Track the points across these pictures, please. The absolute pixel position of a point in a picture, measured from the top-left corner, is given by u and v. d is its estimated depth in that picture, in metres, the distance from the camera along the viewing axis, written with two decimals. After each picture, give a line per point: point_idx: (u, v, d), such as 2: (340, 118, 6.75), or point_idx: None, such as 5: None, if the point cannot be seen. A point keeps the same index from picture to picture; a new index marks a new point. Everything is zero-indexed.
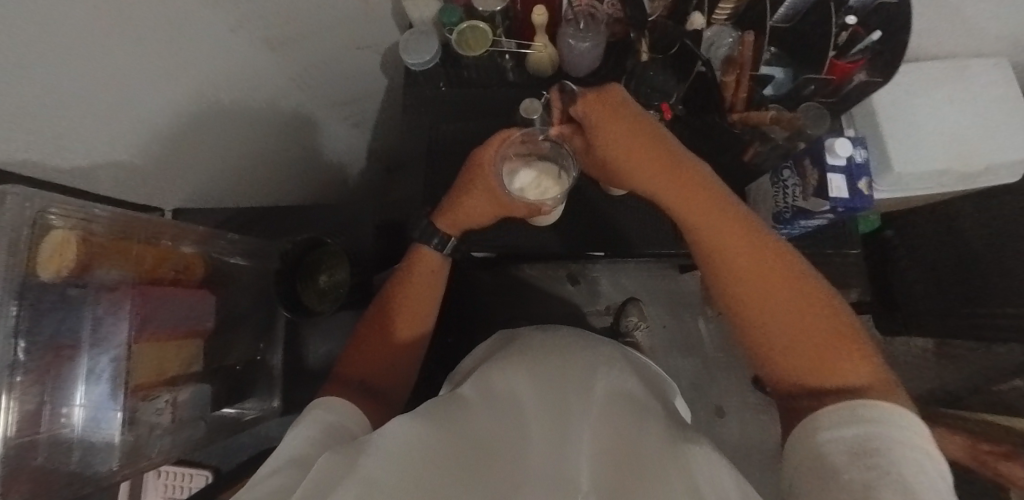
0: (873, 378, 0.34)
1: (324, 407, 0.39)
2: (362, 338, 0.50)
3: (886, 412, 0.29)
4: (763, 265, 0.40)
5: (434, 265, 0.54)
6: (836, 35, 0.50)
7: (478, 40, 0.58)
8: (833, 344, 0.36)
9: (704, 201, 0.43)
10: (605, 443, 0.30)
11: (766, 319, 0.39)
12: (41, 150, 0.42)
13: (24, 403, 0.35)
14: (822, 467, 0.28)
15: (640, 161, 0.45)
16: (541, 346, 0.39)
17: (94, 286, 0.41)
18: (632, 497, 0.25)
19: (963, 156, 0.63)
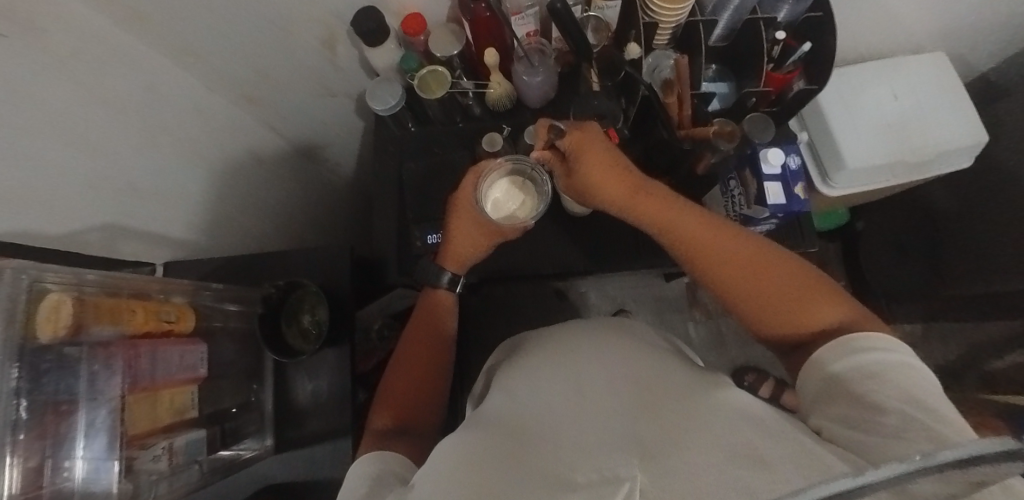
0: (847, 315, 0.38)
1: (373, 458, 0.39)
2: (397, 371, 0.52)
3: (871, 338, 0.34)
4: (737, 251, 0.44)
5: (447, 309, 0.58)
6: (770, 49, 0.55)
7: (438, 82, 0.61)
8: (805, 294, 0.41)
9: (675, 217, 0.48)
10: (628, 385, 0.35)
11: (742, 296, 0.43)
12: (30, 218, 0.45)
13: (27, 459, 0.38)
14: (835, 393, 0.33)
15: (620, 194, 0.49)
16: (546, 345, 0.45)
17: (89, 344, 0.43)
18: (664, 417, 0.30)
19: (909, 149, 0.67)
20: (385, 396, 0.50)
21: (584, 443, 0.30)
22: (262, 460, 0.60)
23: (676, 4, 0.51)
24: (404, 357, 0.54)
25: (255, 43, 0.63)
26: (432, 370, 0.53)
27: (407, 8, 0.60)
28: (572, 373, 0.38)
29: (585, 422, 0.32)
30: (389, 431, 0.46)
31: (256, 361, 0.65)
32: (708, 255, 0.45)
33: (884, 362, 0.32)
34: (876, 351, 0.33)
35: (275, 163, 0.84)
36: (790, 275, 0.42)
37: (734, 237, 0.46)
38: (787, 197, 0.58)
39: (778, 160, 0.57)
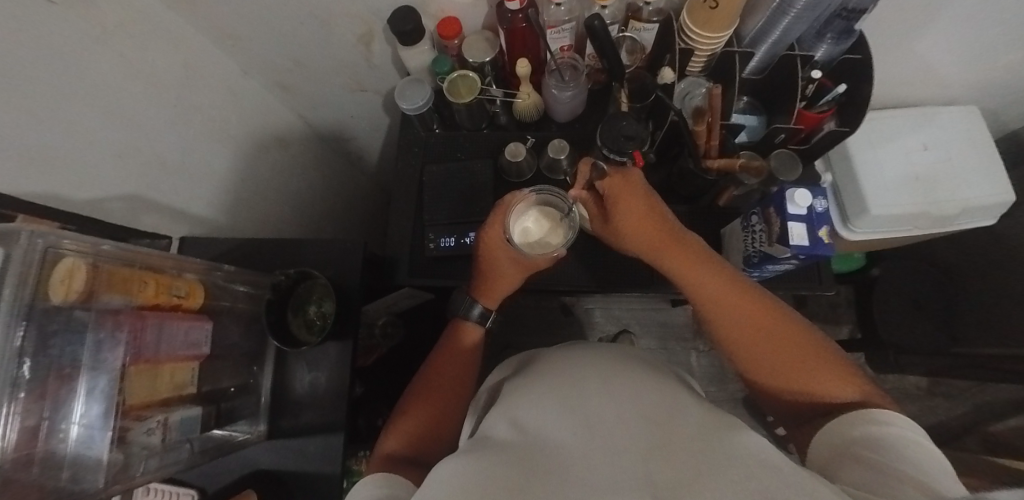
0: (861, 394, 0.38)
1: (377, 481, 0.38)
2: (417, 396, 0.52)
3: (887, 415, 0.35)
4: (757, 312, 0.43)
5: (474, 343, 0.58)
6: (804, 87, 0.54)
7: (468, 88, 0.62)
8: (819, 364, 0.40)
9: (700, 269, 0.47)
10: (638, 433, 0.33)
11: (757, 359, 0.42)
12: (62, 182, 0.46)
13: (25, 419, 0.38)
14: (849, 451, 0.33)
15: (640, 233, 0.49)
16: (556, 375, 0.42)
17: (99, 310, 0.44)
18: (687, 486, 0.28)
19: (936, 202, 0.66)
20: (400, 422, 0.49)
21: (589, 487, 0.29)
22: (253, 445, 0.59)
23: (715, 32, 0.52)
24: (422, 385, 0.53)
25: (292, 32, 0.64)
26: (452, 406, 0.52)
27: (445, 12, 0.60)
28: (575, 403, 0.37)
29: (590, 458, 0.31)
30: (401, 458, 0.45)
31: (258, 346, 0.64)
32: (724, 312, 0.45)
33: (901, 435, 0.32)
34: (888, 426, 0.33)
35: (299, 150, 0.85)
36: (806, 345, 0.41)
37: (762, 298, 0.44)
38: (813, 239, 0.52)
39: (805, 202, 0.51)
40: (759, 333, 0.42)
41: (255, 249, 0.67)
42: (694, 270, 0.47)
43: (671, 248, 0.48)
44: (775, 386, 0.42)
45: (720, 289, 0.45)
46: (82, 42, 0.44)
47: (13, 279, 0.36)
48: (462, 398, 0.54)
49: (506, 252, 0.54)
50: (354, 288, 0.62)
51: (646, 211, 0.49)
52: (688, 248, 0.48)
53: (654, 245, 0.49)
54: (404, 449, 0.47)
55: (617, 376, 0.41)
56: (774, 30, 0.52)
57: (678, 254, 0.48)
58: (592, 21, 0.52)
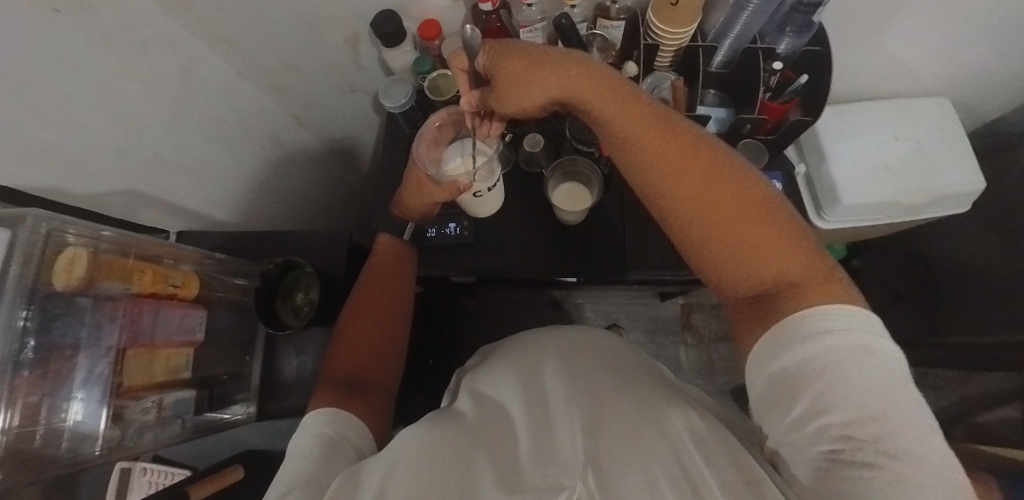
0: (807, 267, 0.33)
1: (325, 417, 0.41)
2: (352, 318, 0.53)
3: (835, 312, 0.29)
4: (698, 171, 0.37)
5: (401, 255, 0.61)
6: (767, 78, 0.56)
7: (448, 87, 0.67)
8: (766, 230, 0.34)
9: (637, 132, 0.40)
10: (584, 407, 0.33)
11: (698, 229, 0.37)
12: (56, 174, 0.49)
13: (28, 396, 0.41)
14: (779, 399, 0.29)
15: (552, 87, 0.42)
16: (516, 351, 0.42)
17: (98, 297, 0.47)
18: (623, 462, 0.28)
19: (906, 191, 0.67)
20: (339, 346, 0.51)
21: (537, 458, 0.30)
22: (243, 425, 0.62)
23: (679, 28, 0.54)
24: (354, 304, 0.54)
25: (284, 37, 0.68)
26: (388, 318, 0.54)
27: (425, 14, 0.64)
28: (529, 372, 0.39)
29: (539, 429, 0.33)
30: (342, 380, 0.47)
31: (250, 333, 0.67)
32: (664, 175, 0.38)
33: (842, 347, 0.28)
34: (829, 336, 0.29)
35: (293, 150, 0.89)
36: (757, 208, 0.35)
37: (702, 154, 0.38)
38: None
39: None
40: (701, 194, 0.37)
41: (248, 242, 0.70)
42: (634, 128, 0.40)
43: (597, 96, 0.42)
44: (714, 263, 0.37)
45: (653, 140, 0.39)
46: (88, 49, 0.48)
47: (20, 259, 0.40)
48: (399, 312, 0.56)
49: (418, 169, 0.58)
50: (341, 278, 0.65)
51: (551, 65, 0.42)
52: (614, 96, 0.41)
53: (576, 94, 0.42)
54: (346, 371, 0.48)
55: (572, 343, 0.42)
56: (736, 25, 0.53)
57: (605, 104, 0.41)
58: (560, 20, 0.54)
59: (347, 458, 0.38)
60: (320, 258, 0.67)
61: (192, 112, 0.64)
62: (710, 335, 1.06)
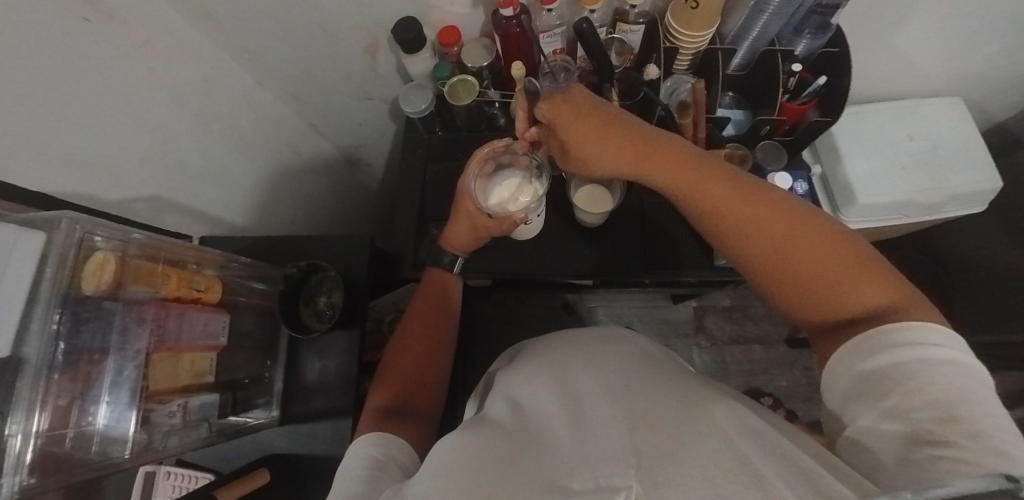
0: (891, 296, 0.34)
1: (370, 441, 0.41)
2: (401, 346, 0.54)
3: (912, 328, 0.31)
4: (771, 221, 0.39)
5: (453, 288, 0.62)
6: (786, 81, 0.57)
7: (467, 91, 0.66)
8: (846, 266, 0.35)
9: (697, 175, 0.42)
10: (628, 407, 0.33)
11: (766, 266, 0.39)
12: (87, 181, 0.50)
13: (58, 399, 0.41)
14: (864, 395, 0.30)
15: (621, 157, 0.45)
16: (551, 353, 0.43)
17: (127, 300, 0.47)
18: (676, 457, 0.28)
19: (923, 190, 0.67)
20: (387, 375, 0.51)
21: (580, 453, 0.31)
22: (267, 429, 0.62)
23: (697, 32, 0.55)
24: (404, 335, 0.55)
25: (303, 45, 0.69)
26: (432, 348, 0.55)
27: (444, 21, 0.65)
28: (563, 380, 0.39)
29: (582, 432, 0.32)
30: (389, 409, 0.47)
31: (272, 338, 0.67)
32: (724, 216, 0.41)
33: (928, 358, 0.29)
34: (918, 346, 0.30)
35: (310, 156, 0.90)
36: (834, 246, 0.36)
37: (769, 207, 0.40)
38: None
39: (785, 184, 0.63)
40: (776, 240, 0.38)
41: (269, 247, 0.71)
42: (690, 180, 0.43)
43: (665, 162, 0.44)
44: (786, 295, 0.38)
45: (723, 200, 0.41)
46: (115, 56, 0.49)
47: (55, 260, 0.40)
48: (443, 341, 0.56)
49: (468, 201, 0.58)
50: (362, 281, 0.66)
51: (613, 124, 0.45)
52: (679, 160, 0.43)
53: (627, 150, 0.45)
54: (391, 400, 0.48)
55: (604, 350, 0.42)
56: (754, 28, 0.55)
57: (672, 173, 0.43)
58: (580, 24, 0.55)
59: (394, 475, 0.38)
60: (340, 261, 0.67)
61: (213, 118, 0.65)
62: (723, 338, 1.06)
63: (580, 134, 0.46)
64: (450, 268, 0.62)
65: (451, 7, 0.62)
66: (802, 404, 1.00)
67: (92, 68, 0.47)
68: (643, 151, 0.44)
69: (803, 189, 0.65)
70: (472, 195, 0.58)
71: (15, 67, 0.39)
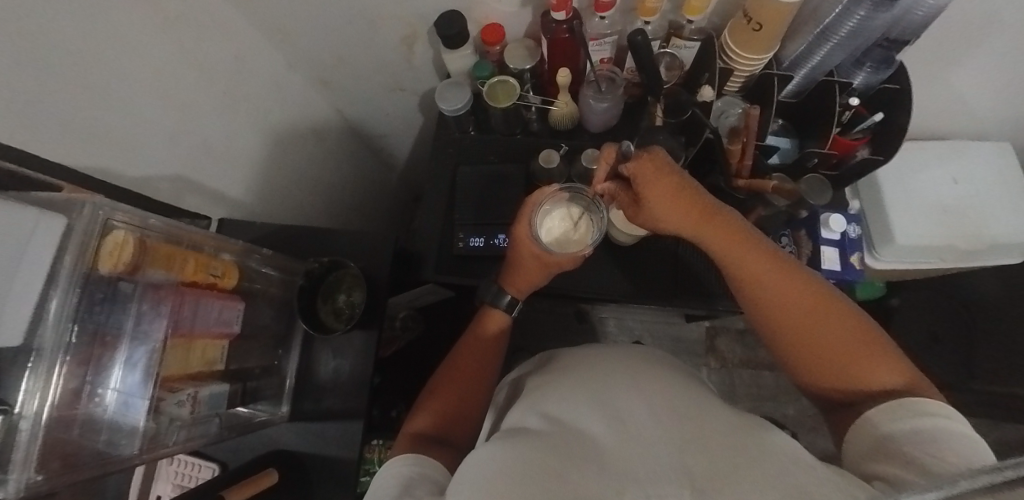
0: (907, 379, 0.36)
1: (403, 459, 0.41)
2: (448, 375, 0.55)
3: (926, 404, 0.33)
4: (802, 297, 0.42)
5: (500, 327, 0.60)
6: (841, 113, 0.55)
7: (506, 93, 0.63)
8: (867, 349, 0.38)
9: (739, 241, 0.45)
10: (670, 431, 0.33)
11: (792, 336, 0.42)
12: (112, 157, 0.48)
13: (70, 382, 0.40)
14: (883, 450, 0.32)
15: (679, 218, 0.46)
16: (588, 371, 0.43)
17: (143, 284, 0.46)
18: (725, 486, 0.27)
19: (963, 236, 0.66)
20: (430, 401, 0.52)
21: (623, 467, 0.30)
22: (276, 425, 0.60)
23: (755, 55, 0.53)
24: (449, 365, 0.56)
25: (337, 30, 0.67)
26: (477, 383, 0.55)
27: (488, 19, 0.62)
28: (606, 401, 0.38)
29: (626, 449, 0.32)
30: (426, 437, 0.47)
31: (285, 328, 0.65)
32: (759, 287, 0.44)
33: (936, 427, 0.31)
34: (928, 416, 0.32)
35: (332, 142, 0.87)
36: (853, 328, 0.40)
37: (801, 281, 0.43)
38: (843, 264, 0.66)
39: (839, 227, 0.64)
40: (803, 314, 0.41)
41: (288, 236, 0.69)
42: (734, 248, 0.45)
43: (719, 230, 0.45)
44: (806, 368, 0.41)
45: (768, 276, 0.43)
46: (144, 28, 0.46)
47: (76, 247, 0.38)
48: (486, 377, 0.56)
49: (533, 248, 0.56)
50: (382, 280, 0.64)
51: (677, 182, 0.45)
52: (731, 228, 0.45)
53: (681, 212, 0.45)
54: (431, 429, 0.48)
55: (643, 373, 0.42)
56: (814, 56, 0.53)
57: (720, 238, 0.45)
58: (635, 36, 0.53)
59: (429, 489, 0.37)
60: (360, 258, 0.65)
61: (236, 97, 0.62)
62: (734, 360, 1.05)
63: (651, 194, 0.45)
64: (507, 310, 0.61)
65: (498, 5, 0.59)
66: (806, 434, 1.00)
67: (121, 42, 0.44)
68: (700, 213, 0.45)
69: (855, 233, 0.66)
70: (534, 239, 0.55)
71: (42, 35, 0.37)
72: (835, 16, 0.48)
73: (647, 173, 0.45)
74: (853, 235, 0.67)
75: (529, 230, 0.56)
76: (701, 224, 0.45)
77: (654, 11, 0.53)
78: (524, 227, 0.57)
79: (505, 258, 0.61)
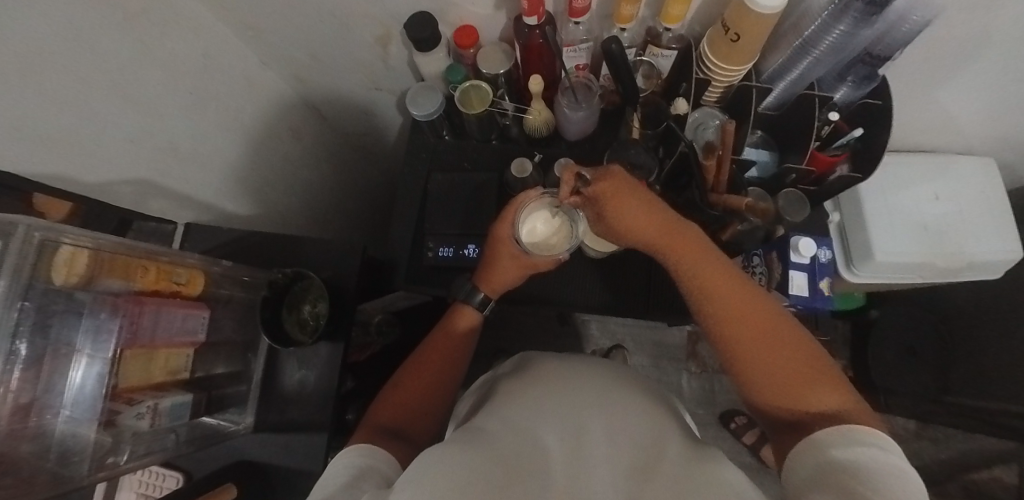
0: (845, 405, 0.36)
1: (357, 451, 0.41)
2: (415, 366, 0.55)
3: (867, 432, 0.33)
4: (755, 312, 0.41)
5: (471, 323, 0.59)
6: (820, 128, 0.53)
7: (480, 99, 0.61)
8: (809, 374, 0.38)
9: (700, 254, 0.44)
10: (622, 472, 0.33)
11: (739, 354, 0.40)
12: (68, 166, 0.45)
13: (18, 397, 0.39)
14: (818, 476, 0.31)
15: (643, 226, 0.45)
16: (555, 380, 0.43)
17: (98, 293, 0.45)
18: None
19: (943, 254, 0.65)
20: (393, 394, 0.52)
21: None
22: (240, 436, 0.60)
23: (734, 66, 0.51)
24: (417, 362, 0.55)
25: (309, 26, 0.64)
26: (441, 380, 0.54)
27: (463, 20, 0.60)
28: (571, 417, 0.38)
29: (577, 484, 0.32)
30: (386, 429, 0.47)
31: (252, 335, 0.64)
32: (714, 300, 0.42)
33: (877, 461, 0.30)
34: (869, 448, 0.31)
35: (309, 140, 0.85)
36: (799, 351, 0.39)
37: (753, 298, 0.42)
38: (813, 291, 0.64)
39: (808, 251, 0.62)
40: (752, 326, 0.40)
41: (258, 242, 0.68)
42: (693, 259, 0.44)
43: (673, 240, 0.45)
44: (753, 387, 0.40)
45: (720, 289, 0.42)
46: (98, 32, 0.44)
47: (8, 272, 0.36)
48: (449, 374, 0.55)
49: (511, 247, 0.54)
50: (350, 289, 0.63)
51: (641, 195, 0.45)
52: (693, 242, 0.44)
53: (641, 225, 0.45)
54: (393, 420, 0.49)
55: (609, 390, 0.42)
56: (795, 68, 0.52)
57: (682, 249, 0.44)
58: (608, 45, 0.51)
59: (376, 483, 0.37)
60: (331, 267, 0.64)
61: (200, 97, 0.60)
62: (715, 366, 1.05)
63: (614, 207, 0.45)
64: (479, 308, 0.60)
65: (472, 7, 0.56)
66: None
67: (74, 47, 0.42)
68: (664, 229, 0.45)
69: (825, 258, 0.65)
70: (514, 239, 0.54)
71: None
72: (816, 28, 0.46)
73: (609, 188, 0.45)
74: (825, 259, 0.66)
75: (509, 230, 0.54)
76: (664, 235, 0.45)
77: (631, 19, 0.51)
78: (506, 227, 0.55)
79: (482, 253, 0.59)
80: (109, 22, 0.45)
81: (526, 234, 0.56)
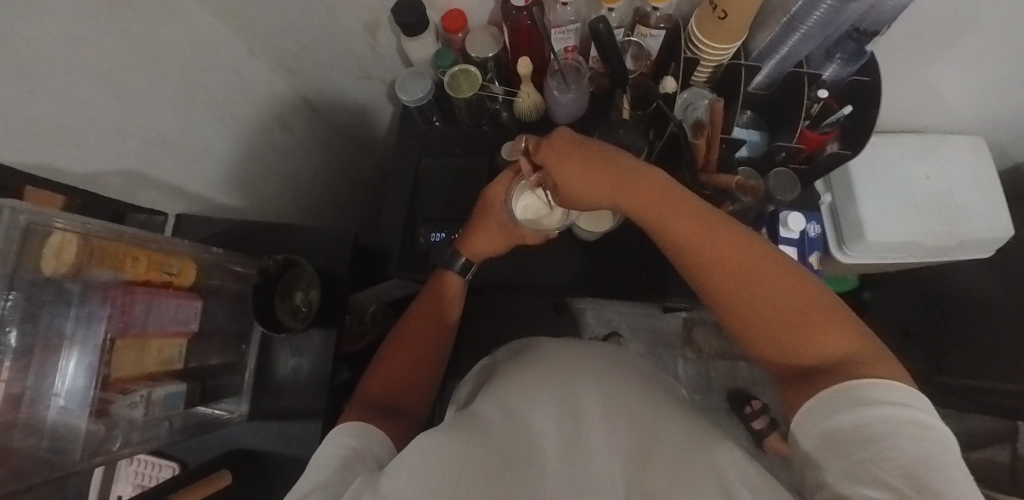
0: (853, 347, 0.34)
1: (349, 431, 0.41)
2: (400, 339, 0.55)
3: (880, 384, 0.30)
4: (739, 258, 0.38)
5: (454, 292, 0.59)
6: (809, 106, 0.54)
7: (469, 84, 0.61)
8: (810, 315, 0.36)
9: (671, 206, 0.41)
10: (619, 448, 0.33)
11: (732, 305, 0.38)
12: (56, 155, 0.45)
13: (11, 386, 0.39)
14: (829, 449, 0.29)
15: (604, 190, 0.43)
16: (549, 365, 0.43)
17: (89, 284, 0.44)
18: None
19: (933, 232, 0.65)
20: (381, 369, 0.52)
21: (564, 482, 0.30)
22: (235, 424, 0.60)
23: (723, 44, 0.51)
24: (400, 338, 0.55)
25: (297, 14, 0.64)
26: (430, 355, 0.54)
27: (451, 5, 0.59)
28: (566, 399, 0.38)
29: (574, 462, 0.32)
30: (376, 405, 0.47)
31: (245, 325, 0.64)
32: (697, 254, 0.40)
33: (891, 416, 0.27)
34: (882, 403, 0.28)
35: (300, 131, 0.85)
36: (799, 293, 0.36)
37: (738, 242, 0.39)
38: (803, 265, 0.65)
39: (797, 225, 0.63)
40: (741, 272, 0.38)
41: (249, 232, 0.67)
42: (662, 214, 0.41)
43: (636, 196, 0.42)
44: (754, 338, 0.38)
45: (700, 240, 0.40)
46: (84, 20, 0.43)
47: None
48: (438, 350, 0.55)
49: (500, 215, 0.55)
50: (343, 276, 0.63)
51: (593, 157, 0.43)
52: (660, 192, 0.42)
53: (597, 188, 0.44)
54: (383, 395, 0.49)
55: (602, 373, 0.42)
56: (783, 46, 0.51)
57: (652, 204, 0.42)
58: (596, 25, 0.51)
59: (368, 465, 0.38)
60: (323, 255, 0.64)
61: (189, 87, 0.59)
62: (711, 351, 1.05)
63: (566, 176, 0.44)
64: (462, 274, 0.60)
65: None
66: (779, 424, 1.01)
67: (60, 36, 0.41)
68: (624, 187, 0.43)
69: (814, 233, 0.65)
70: (503, 207, 0.55)
71: None
72: (802, 5, 0.45)
73: (552, 156, 0.44)
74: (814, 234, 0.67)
75: (501, 198, 0.55)
76: (626, 196, 0.43)
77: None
78: (499, 191, 0.55)
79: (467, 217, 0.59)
80: (94, 11, 0.44)
81: (518, 206, 0.57)
